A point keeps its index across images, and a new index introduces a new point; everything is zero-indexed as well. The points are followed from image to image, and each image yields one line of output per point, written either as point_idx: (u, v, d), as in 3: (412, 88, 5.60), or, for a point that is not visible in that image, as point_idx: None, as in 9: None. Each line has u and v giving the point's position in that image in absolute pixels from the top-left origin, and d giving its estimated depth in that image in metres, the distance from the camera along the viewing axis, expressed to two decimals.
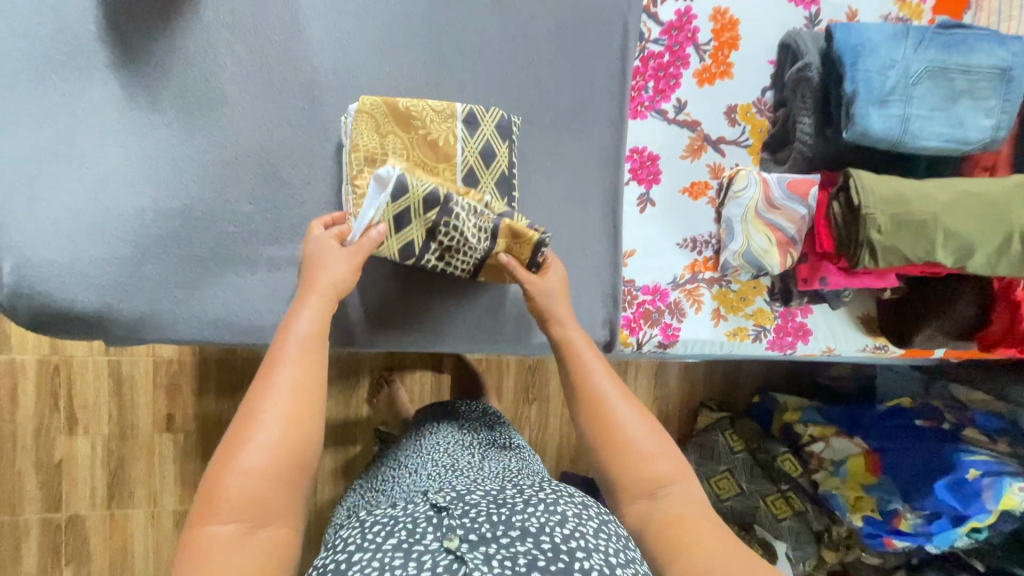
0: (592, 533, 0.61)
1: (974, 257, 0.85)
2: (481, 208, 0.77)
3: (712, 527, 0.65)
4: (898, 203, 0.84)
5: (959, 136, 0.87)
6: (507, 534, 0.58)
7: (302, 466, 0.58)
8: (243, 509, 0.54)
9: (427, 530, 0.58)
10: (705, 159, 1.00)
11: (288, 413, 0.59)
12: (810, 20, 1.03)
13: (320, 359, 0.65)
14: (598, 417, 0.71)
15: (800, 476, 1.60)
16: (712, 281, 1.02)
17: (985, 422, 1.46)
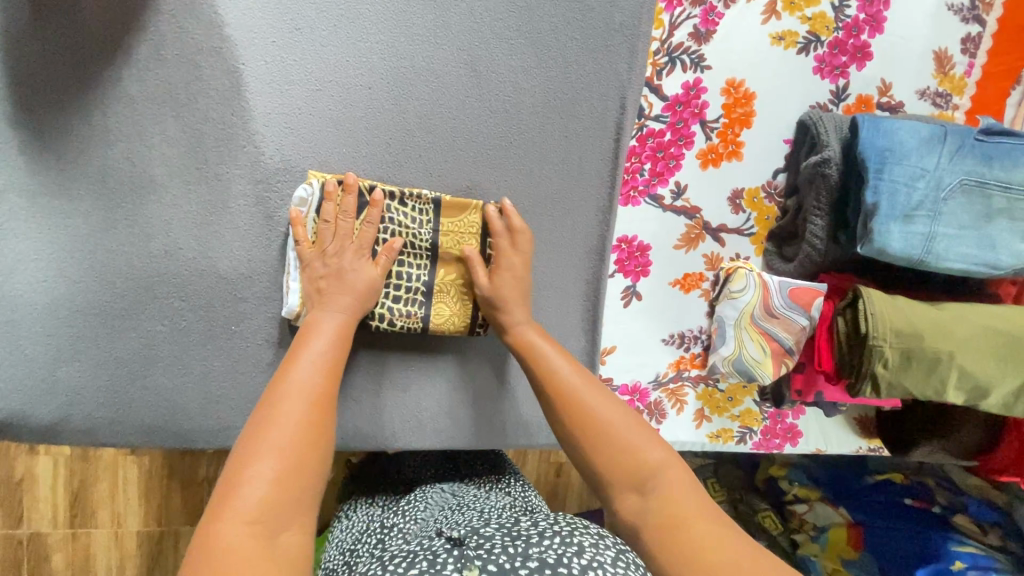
0: (613, 561, 0.55)
1: (988, 398, 0.76)
2: (410, 196, 0.74)
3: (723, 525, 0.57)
4: (910, 335, 0.74)
5: (989, 260, 0.77)
6: (525, 565, 0.53)
7: (311, 467, 0.55)
8: (255, 510, 0.50)
9: (447, 561, 0.54)
10: (701, 249, 0.90)
11: (303, 406, 0.58)
12: (836, 95, 0.91)
13: (338, 358, 0.65)
14: (576, 406, 0.67)
15: (779, 535, 1.51)
16: (698, 379, 0.94)
17: (978, 511, 1.41)
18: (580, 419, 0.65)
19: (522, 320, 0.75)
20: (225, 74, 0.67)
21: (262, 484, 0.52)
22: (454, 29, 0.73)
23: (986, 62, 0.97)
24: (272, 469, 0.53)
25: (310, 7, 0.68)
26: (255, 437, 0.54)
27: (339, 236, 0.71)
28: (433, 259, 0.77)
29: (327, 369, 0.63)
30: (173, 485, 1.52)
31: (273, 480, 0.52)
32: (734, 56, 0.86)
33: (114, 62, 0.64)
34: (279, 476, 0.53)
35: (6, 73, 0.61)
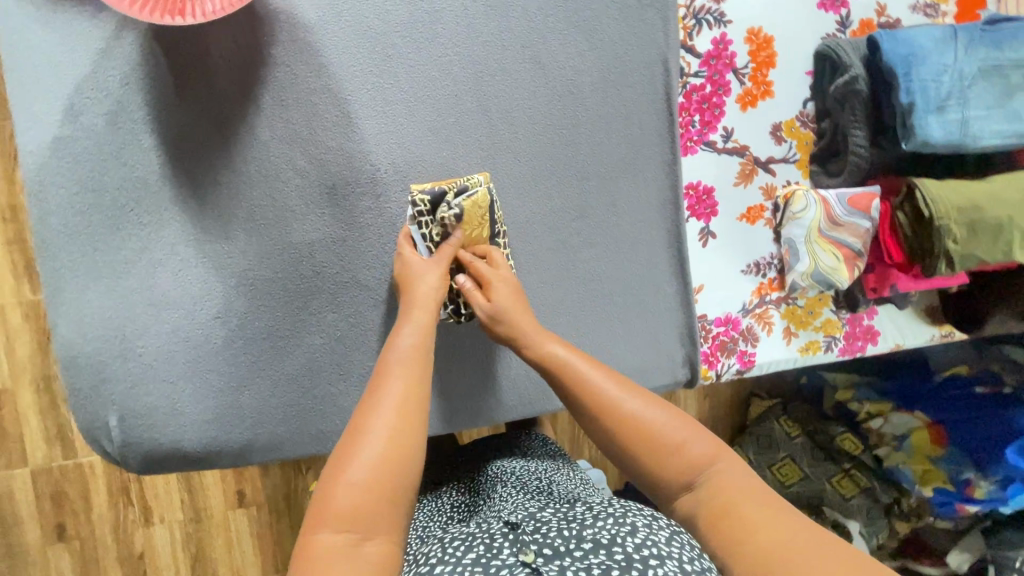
0: (667, 541, 0.60)
1: None
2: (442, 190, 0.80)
3: (770, 509, 0.61)
4: (971, 210, 0.83)
5: (1019, 131, 0.86)
6: (579, 547, 0.59)
7: (403, 451, 0.58)
8: (349, 518, 0.54)
9: (503, 544, 0.60)
10: (757, 182, 0.99)
11: (392, 405, 0.61)
12: (842, 23, 1.01)
13: (424, 362, 0.67)
14: (615, 420, 0.68)
15: (862, 453, 1.63)
16: (779, 300, 1.02)
17: None
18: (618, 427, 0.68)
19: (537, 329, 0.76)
20: (337, 106, 0.76)
21: (344, 501, 0.54)
22: (515, 30, 0.83)
23: None
24: (359, 475, 0.56)
25: (395, 35, 0.78)
26: (341, 455, 0.57)
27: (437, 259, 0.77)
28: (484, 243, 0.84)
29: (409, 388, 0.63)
30: (284, 533, 1.48)
31: (362, 486, 0.55)
32: (751, 7, 0.96)
33: (245, 113, 0.73)
34: (361, 484, 0.55)
35: (160, 139, 0.70)
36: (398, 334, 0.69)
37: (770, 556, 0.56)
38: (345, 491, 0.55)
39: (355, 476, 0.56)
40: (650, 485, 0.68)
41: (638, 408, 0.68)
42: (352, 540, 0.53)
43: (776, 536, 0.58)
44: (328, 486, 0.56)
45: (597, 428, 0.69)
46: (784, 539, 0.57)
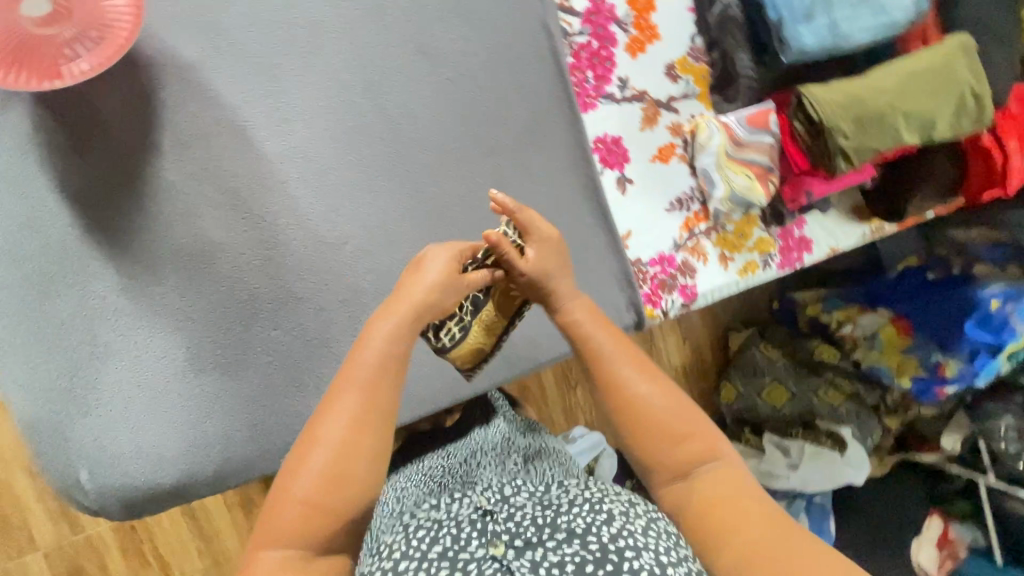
0: (643, 532, 0.60)
1: (937, 127, 0.90)
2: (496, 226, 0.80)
3: (754, 505, 0.63)
4: (854, 104, 0.88)
5: (886, 22, 0.91)
6: (551, 537, 0.59)
7: (350, 470, 0.62)
8: (292, 538, 0.59)
9: (472, 536, 0.59)
10: (663, 122, 1.03)
11: (345, 417, 0.62)
12: None
13: (400, 376, 0.67)
14: (622, 400, 0.70)
15: (841, 361, 1.81)
16: (709, 230, 1.06)
17: (992, 254, 1.50)
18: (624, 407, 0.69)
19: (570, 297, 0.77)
20: (236, 134, 0.79)
21: (298, 519, 0.59)
22: (391, 25, 0.86)
23: None
24: (306, 491, 0.61)
25: (277, 55, 0.80)
26: (295, 470, 0.61)
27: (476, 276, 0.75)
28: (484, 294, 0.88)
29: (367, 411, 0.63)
30: None
31: (309, 501, 0.60)
32: None
33: (147, 159, 0.75)
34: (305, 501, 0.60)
35: (69, 201, 0.72)
36: (370, 336, 0.66)
37: (748, 553, 0.59)
38: (294, 508, 0.60)
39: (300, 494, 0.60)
40: (645, 462, 0.69)
41: (654, 395, 0.70)
42: (301, 554, 0.59)
43: (759, 535, 0.60)
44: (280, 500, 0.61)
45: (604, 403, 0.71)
46: (765, 539, 0.60)
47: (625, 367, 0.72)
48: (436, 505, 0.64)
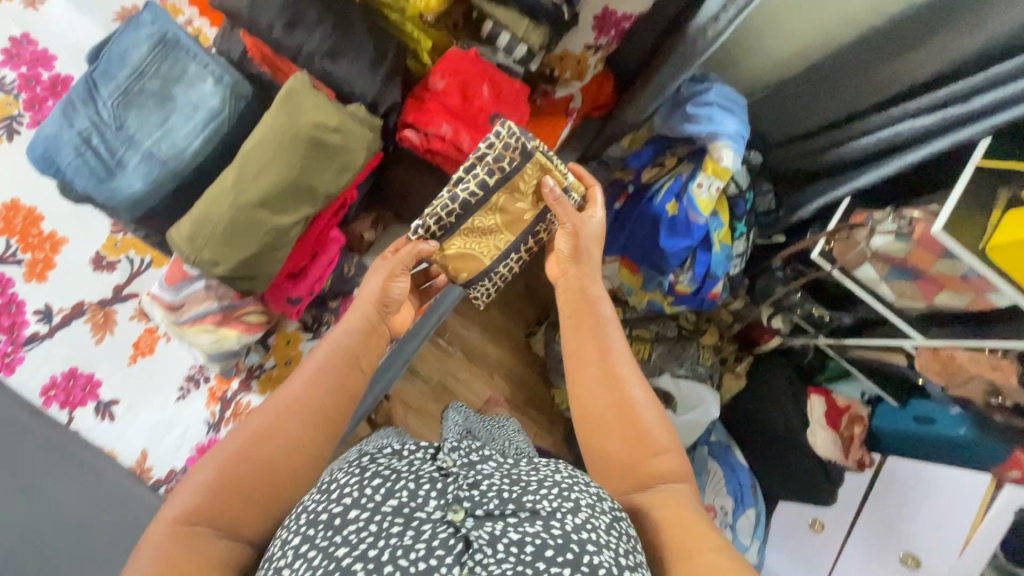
0: (607, 529, 0.49)
1: (317, 188, 0.76)
2: (510, 150, 0.81)
3: (705, 537, 0.56)
4: (201, 227, 0.73)
5: (206, 116, 0.78)
6: (516, 515, 0.47)
7: (281, 426, 0.57)
8: (199, 520, 0.51)
9: (428, 491, 0.47)
10: (123, 317, 0.90)
11: (299, 384, 0.60)
12: (9, 128, 0.91)
13: (338, 366, 0.64)
14: (613, 392, 0.70)
15: (625, 313, 1.62)
16: (245, 384, 0.92)
17: (640, 159, 1.35)
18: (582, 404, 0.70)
19: (564, 274, 0.83)
20: None
21: (210, 494, 0.52)
22: None
23: None
24: (219, 467, 0.53)
25: None
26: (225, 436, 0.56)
27: (477, 221, 0.84)
28: (503, 186, 0.83)
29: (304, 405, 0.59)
30: None
31: (221, 480, 0.53)
32: None
33: None
34: (218, 474, 0.54)
35: None
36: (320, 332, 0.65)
37: None
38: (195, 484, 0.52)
39: (214, 465, 0.54)
40: (610, 455, 0.67)
41: (607, 402, 0.69)
42: (213, 533, 0.51)
43: None
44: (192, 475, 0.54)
45: (597, 379, 0.71)
46: None
47: (601, 370, 0.72)
48: (396, 456, 0.52)
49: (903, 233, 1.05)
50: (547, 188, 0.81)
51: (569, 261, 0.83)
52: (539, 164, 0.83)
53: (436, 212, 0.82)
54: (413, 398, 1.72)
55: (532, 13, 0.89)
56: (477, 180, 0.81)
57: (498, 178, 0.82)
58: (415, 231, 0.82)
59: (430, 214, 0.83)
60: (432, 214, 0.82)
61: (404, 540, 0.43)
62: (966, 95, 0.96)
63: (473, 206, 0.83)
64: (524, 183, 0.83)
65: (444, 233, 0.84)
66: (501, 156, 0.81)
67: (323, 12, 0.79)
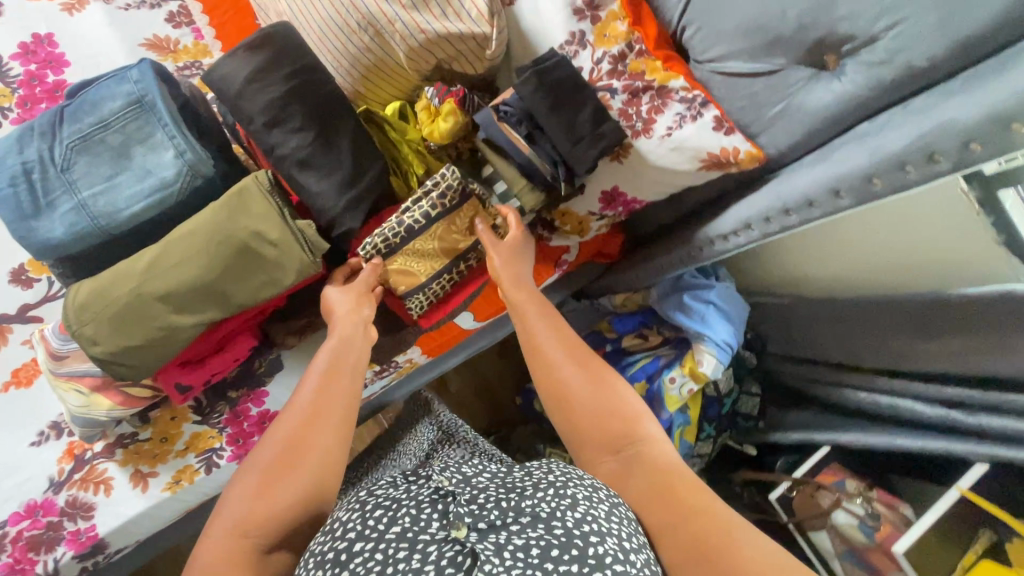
0: (606, 517, 0.54)
1: (232, 296, 0.72)
2: (448, 193, 0.80)
3: (692, 489, 0.61)
4: (95, 302, 0.68)
5: (154, 184, 0.73)
6: (517, 522, 0.51)
7: (307, 426, 0.63)
8: (246, 531, 0.56)
9: (429, 515, 0.51)
10: (15, 340, 0.85)
11: (312, 386, 0.67)
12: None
13: (347, 358, 0.72)
14: (581, 369, 0.72)
15: None
16: (109, 450, 0.85)
17: (626, 324, 1.26)
18: (555, 384, 0.71)
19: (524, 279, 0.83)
20: None
21: (255, 504, 0.58)
22: None
23: (210, 21, 1.00)
24: (262, 478, 0.59)
25: None
26: (263, 443, 0.63)
27: (420, 250, 0.83)
28: (445, 216, 0.82)
29: (319, 408, 0.65)
30: None
31: (262, 488, 0.59)
32: None
33: None
34: (259, 483, 0.59)
35: None
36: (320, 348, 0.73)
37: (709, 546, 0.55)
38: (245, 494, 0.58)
39: (256, 471, 0.60)
40: (589, 437, 0.68)
41: (583, 383, 0.70)
42: (263, 545, 0.56)
43: (729, 540, 0.55)
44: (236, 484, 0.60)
45: (566, 370, 0.72)
46: (736, 539, 0.55)
47: (571, 357, 0.73)
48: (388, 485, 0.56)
49: (869, 523, 0.96)
50: (482, 231, 0.83)
51: (513, 280, 0.82)
52: (475, 204, 0.84)
53: (377, 238, 0.79)
54: None
55: (527, 173, 0.84)
56: (417, 212, 0.80)
57: (440, 208, 0.81)
58: (364, 249, 0.80)
59: (375, 235, 0.79)
60: (372, 240, 0.79)
61: (413, 564, 0.48)
62: (976, 407, 0.86)
63: (419, 230, 0.81)
64: (458, 223, 0.83)
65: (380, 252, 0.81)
66: (443, 197, 0.80)
67: (309, 118, 0.76)
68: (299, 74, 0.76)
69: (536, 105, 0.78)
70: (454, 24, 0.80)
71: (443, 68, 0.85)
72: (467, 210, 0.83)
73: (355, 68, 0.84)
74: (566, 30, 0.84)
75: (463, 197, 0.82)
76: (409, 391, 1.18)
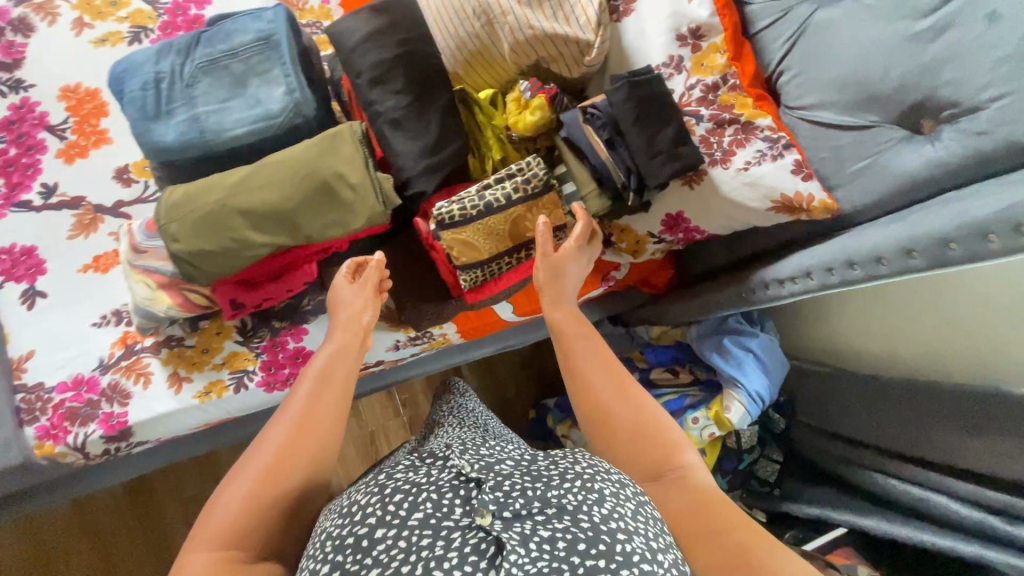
0: (634, 516, 0.51)
1: (304, 227, 0.76)
2: (531, 181, 0.84)
3: (725, 512, 0.62)
4: (186, 203, 0.74)
5: (261, 114, 0.80)
6: (541, 512, 0.49)
7: (298, 435, 0.61)
8: (229, 544, 0.54)
9: (453, 502, 0.48)
10: (103, 230, 0.93)
11: (303, 391, 0.65)
12: (135, 37, 0.99)
13: (343, 361, 0.71)
14: (619, 389, 0.71)
15: None
16: (156, 347, 0.90)
17: (658, 356, 1.25)
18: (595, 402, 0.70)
19: (567, 298, 0.82)
20: None
21: (240, 515, 0.56)
22: None
23: None
24: (250, 486, 0.57)
25: None
26: (248, 459, 0.59)
27: (490, 229, 0.83)
28: (522, 204, 0.84)
29: (311, 414, 0.63)
30: None
31: (250, 498, 0.57)
32: (61, 67, 0.96)
33: None
34: (248, 492, 0.57)
35: None
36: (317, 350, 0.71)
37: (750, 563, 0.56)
38: (232, 505, 0.56)
39: (241, 491, 0.57)
40: (622, 460, 0.67)
41: (620, 404, 0.70)
42: (248, 556, 0.55)
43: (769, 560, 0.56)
44: (222, 494, 0.57)
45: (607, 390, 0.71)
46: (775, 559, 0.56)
47: (609, 376, 0.73)
48: (409, 467, 0.53)
49: None
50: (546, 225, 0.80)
51: (557, 287, 0.82)
52: (554, 200, 0.86)
53: (455, 205, 0.81)
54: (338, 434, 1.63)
55: (600, 177, 0.85)
56: (500, 192, 0.83)
57: (521, 195, 0.84)
58: (438, 211, 0.81)
59: (453, 202, 0.81)
60: (449, 205, 0.81)
61: (435, 551, 0.45)
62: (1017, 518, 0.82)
63: (494, 209, 0.83)
64: (533, 214, 0.85)
65: (453, 218, 0.81)
66: (526, 185, 0.84)
67: (410, 83, 0.81)
68: (411, 42, 0.81)
69: (622, 114, 0.81)
70: (562, 26, 0.85)
71: (542, 67, 0.90)
72: (545, 205, 0.85)
73: (459, 52, 0.89)
74: (665, 53, 0.87)
75: (543, 190, 0.85)
76: (434, 370, 1.21)
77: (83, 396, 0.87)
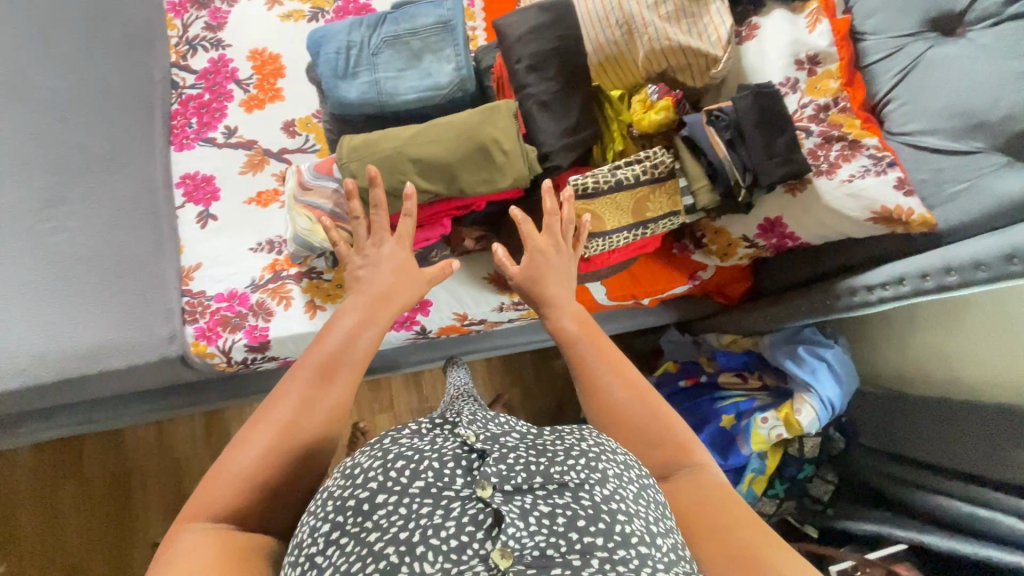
0: (635, 498, 0.52)
1: (459, 180, 0.89)
2: (658, 166, 0.97)
3: (731, 511, 0.63)
4: (366, 148, 0.88)
5: (431, 84, 0.94)
6: (543, 487, 0.51)
7: (300, 418, 0.62)
8: (224, 514, 0.57)
9: (455, 474, 0.50)
10: (268, 170, 1.07)
11: (313, 372, 0.65)
12: (313, 17, 1.14)
13: (360, 341, 0.70)
14: (629, 389, 0.72)
15: None
16: (298, 276, 1.03)
17: (728, 361, 1.31)
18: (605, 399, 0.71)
19: (570, 305, 0.82)
20: None
21: (239, 488, 0.58)
22: None
23: None
24: (251, 461, 0.59)
25: None
26: (247, 437, 0.61)
27: (616, 203, 0.96)
28: (647, 185, 0.96)
29: (316, 398, 0.64)
30: None
31: (249, 472, 0.59)
32: (253, 33, 1.12)
33: None
34: (249, 466, 0.59)
35: None
36: (335, 325, 0.70)
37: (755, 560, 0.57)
38: (232, 477, 0.58)
39: (242, 463, 0.59)
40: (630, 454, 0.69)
41: (630, 401, 0.71)
42: (241, 528, 0.58)
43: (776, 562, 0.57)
44: (222, 465, 0.59)
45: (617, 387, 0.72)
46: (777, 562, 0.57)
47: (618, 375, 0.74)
48: (414, 431, 0.54)
49: None
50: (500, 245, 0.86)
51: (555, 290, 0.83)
52: (675, 185, 0.98)
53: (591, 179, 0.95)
54: (399, 404, 1.72)
55: (717, 175, 0.95)
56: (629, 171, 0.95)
57: (648, 176, 0.96)
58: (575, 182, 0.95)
59: (588, 176, 0.95)
60: (586, 178, 0.95)
61: (434, 519, 0.47)
62: None
63: (623, 186, 0.95)
64: (658, 194, 0.97)
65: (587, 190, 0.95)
66: (653, 168, 0.96)
67: (560, 72, 0.94)
68: (566, 39, 0.95)
69: (746, 118, 0.92)
70: (696, 40, 0.96)
71: (668, 75, 1.00)
72: (666, 188, 0.97)
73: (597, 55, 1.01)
74: (782, 74, 0.98)
75: (667, 176, 0.97)
76: (519, 345, 1.30)
77: (234, 308, 0.99)
